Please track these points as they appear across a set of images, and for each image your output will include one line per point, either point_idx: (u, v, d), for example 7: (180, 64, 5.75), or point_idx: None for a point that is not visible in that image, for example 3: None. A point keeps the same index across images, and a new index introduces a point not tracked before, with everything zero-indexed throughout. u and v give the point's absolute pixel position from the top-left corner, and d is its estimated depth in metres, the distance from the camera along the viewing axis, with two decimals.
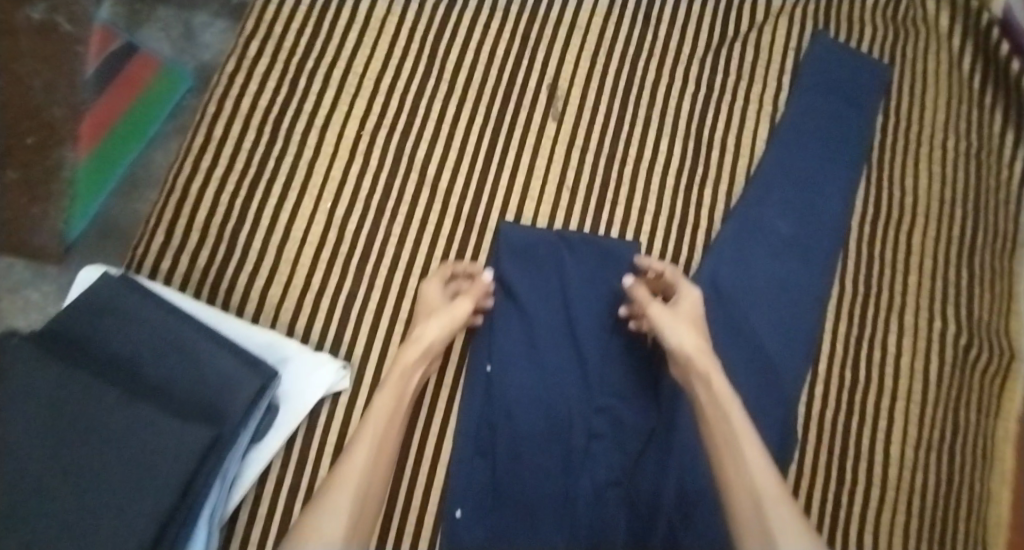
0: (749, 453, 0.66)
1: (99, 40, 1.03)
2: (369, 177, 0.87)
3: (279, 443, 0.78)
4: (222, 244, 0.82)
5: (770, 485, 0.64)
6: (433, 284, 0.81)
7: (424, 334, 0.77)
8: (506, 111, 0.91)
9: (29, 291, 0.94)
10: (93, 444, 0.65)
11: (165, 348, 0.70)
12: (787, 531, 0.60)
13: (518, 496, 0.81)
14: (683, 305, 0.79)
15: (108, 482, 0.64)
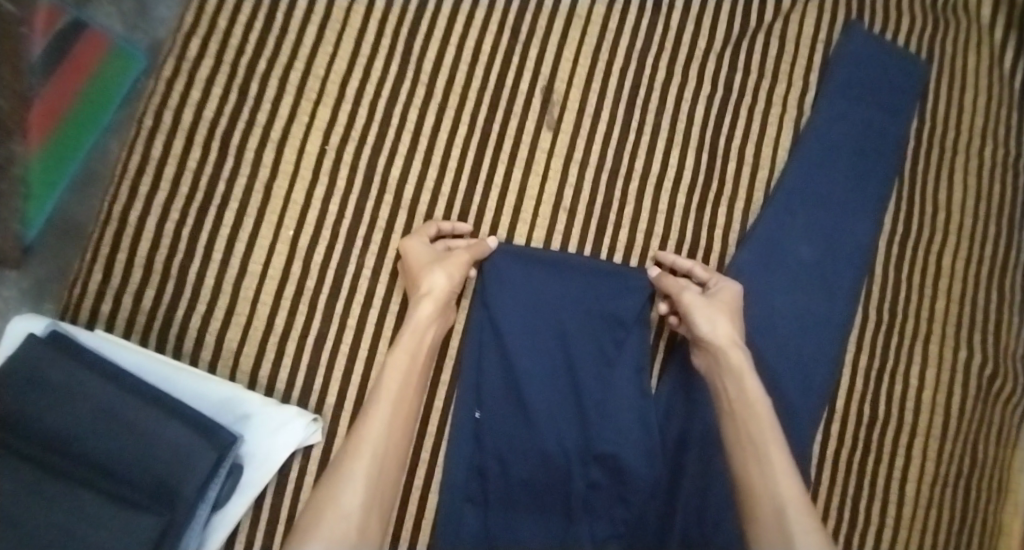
0: (777, 458, 0.63)
1: (42, 19, 0.81)
2: (337, 199, 0.76)
3: (244, 508, 0.69)
4: (170, 281, 0.73)
5: (793, 493, 0.61)
6: (418, 236, 0.74)
7: (433, 283, 0.71)
8: (495, 117, 0.79)
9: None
10: (18, 538, 0.56)
11: (101, 420, 0.61)
12: None
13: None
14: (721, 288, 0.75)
15: None
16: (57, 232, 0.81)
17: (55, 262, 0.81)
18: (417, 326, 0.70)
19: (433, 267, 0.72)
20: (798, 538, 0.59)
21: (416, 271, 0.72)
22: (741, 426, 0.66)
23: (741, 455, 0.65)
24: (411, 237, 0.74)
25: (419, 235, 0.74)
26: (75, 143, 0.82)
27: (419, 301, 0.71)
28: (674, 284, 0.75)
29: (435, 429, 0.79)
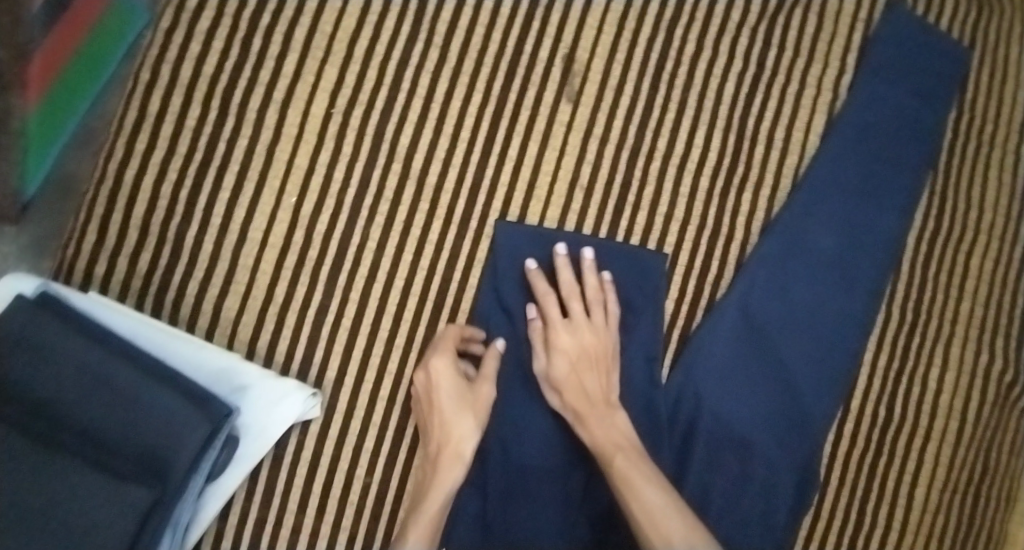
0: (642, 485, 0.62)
1: None
2: (343, 166, 0.72)
3: (239, 480, 0.68)
4: (166, 245, 0.70)
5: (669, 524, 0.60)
6: (443, 364, 0.68)
7: (466, 439, 0.67)
8: (511, 86, 0.74)
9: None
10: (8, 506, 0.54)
11: (93, 385, 0.59)
12: None
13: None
14: (580, 322, 0.70)
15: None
16: (53, 193, 0.71)
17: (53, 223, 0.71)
18: (444, 490, 0.65)
19: (464, 413, 0.67)
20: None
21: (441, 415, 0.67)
22: (624, 487, 0.63)
23: (633, 520, 0.61)
24: (437, 362, 0.68)
25: (443, 364, 0.68)
26: (76, 98, 0.69)
27: (453, 459, 0.66)
28: (532, 339, 0.71)
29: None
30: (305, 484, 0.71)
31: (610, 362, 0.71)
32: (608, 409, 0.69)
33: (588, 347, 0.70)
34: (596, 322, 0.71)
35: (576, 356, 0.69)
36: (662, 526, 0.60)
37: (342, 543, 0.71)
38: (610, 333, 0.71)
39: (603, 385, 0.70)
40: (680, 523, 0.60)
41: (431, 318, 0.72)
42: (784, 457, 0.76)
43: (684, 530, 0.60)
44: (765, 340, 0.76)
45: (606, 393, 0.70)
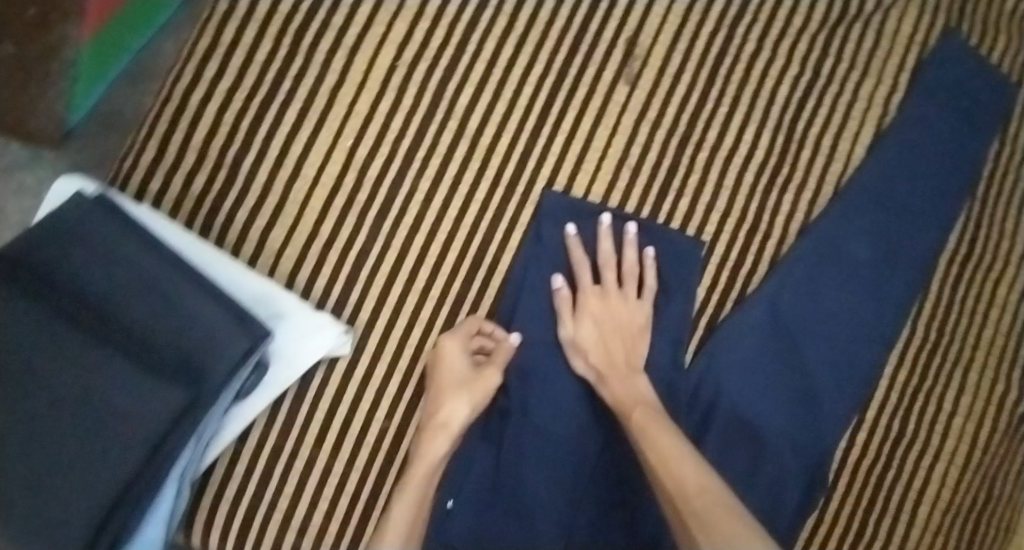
0: (661, 435, 0.63)
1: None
2: (401, 117, 0.74)
3: (264, 405, 0.69)
4: (222, 171, 0.72)
5: (683, 469, 0.60)
6: (452, 343, 0.70)
7: (454, 414, 0.68)
8: (572, 61, 0.75)
9: (23, 176, 0.82)
10: (53, 392, 0.57)
11: (142, 288, 0.60)
12: (708, 524, 0.55)
13: (508, 526, 0.72)
14: (611, 291, 0.73)
15: (66, 435, 0.56)
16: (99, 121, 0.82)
17: (99, 149, 0.82)
18: (429, 462, 0.68)
19: (460, 390, 0.69)
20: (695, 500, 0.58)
21: (435, 397, 0.69)
22: (641, 437, 0.64)
23: (647, 466, 0.62)
24: (447, 344, 0.70)
25: (450, 345, 0.70)
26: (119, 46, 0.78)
27: (438, 432, 0.68)
28: (562, 305, 0.73)
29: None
30: (324, 420, 0.72)
31: (636, 331, 0.73)
32: (631, 371, 0.70)
33: (617, 314, 0.73)
34: (626, 292, 0.74)
35: (603, 321, 0.72)
36: (673, 469, 0.60)
37: (353, 482, 0.72)
38: (639, 304, 0.74)
39: (628, 352, 0.72)
40: (692, 469, 0.60)
41: (468, 274, 0.73)
42: (798, 453, 0.77)
43: (696, 474, 0.60)
44: (790, 338, 0.78)
45: (629, 359, 0.72)
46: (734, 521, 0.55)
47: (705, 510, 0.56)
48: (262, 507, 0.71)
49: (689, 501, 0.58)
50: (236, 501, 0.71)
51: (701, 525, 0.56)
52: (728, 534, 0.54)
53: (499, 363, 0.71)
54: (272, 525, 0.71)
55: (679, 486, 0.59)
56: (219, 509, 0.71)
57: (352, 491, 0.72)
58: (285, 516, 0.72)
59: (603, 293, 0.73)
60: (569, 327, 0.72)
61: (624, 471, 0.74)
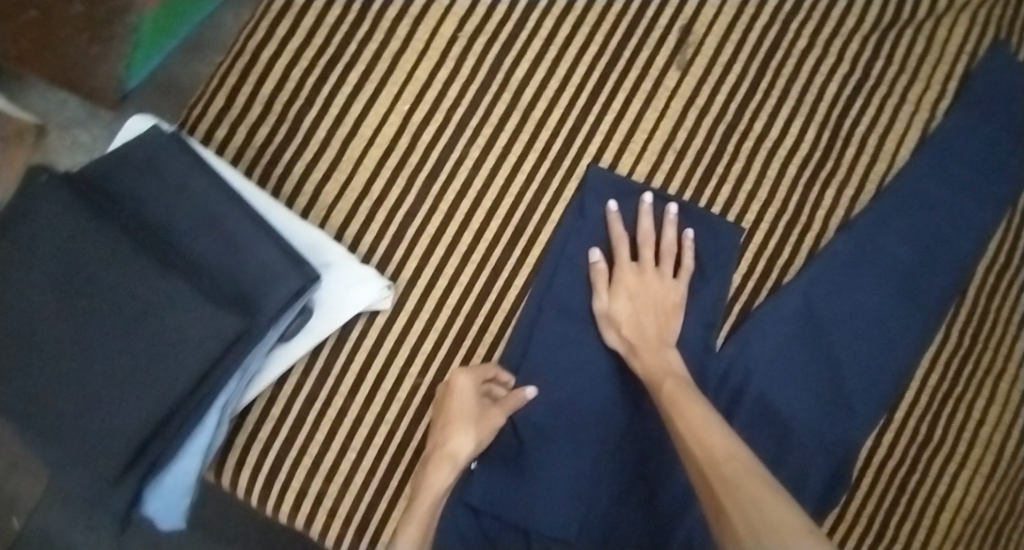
0: (693, 408, 0.64)
1: None
2: (457, 86, 0.76)
3: (304, 351, 0.72)
4: (284, 124, 0.75)
5: (716, 441, 0.61)
6: (465, 381, 0.70)
7: (461, 449, 0.69)
8: (626, 45, 0.78)
9: (78, 132, 0.91)
10: (114, 307, 0.60)
11: (204, 222, 0.63)
12: (736, 489, 0.56)
13: (527, 492, 0.74)
14: (648, 269, 0.74)
15: (125, 349, 0.60)
16: (158, 88, 0.91)
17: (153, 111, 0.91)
18: (435, 495, 0.68)
19: (468, 429, 0.69)
20: (725, 468, 0.58)
21: (444, 430, 0.69)
22: (671, 407, 0.65)
23: (678, 436, 0.63)
24: (461, 378, 0.70)
25: (463, 381, 0.70)
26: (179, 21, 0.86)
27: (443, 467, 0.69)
28: (598, 278, 0.74)
29: (489, 341, 0.75)
30: (360, 371, 0.74)
31: (669, 308, 0.74)
32: (662, 346, 0.72)
33: (651, 291, 0.74)
34: (662, 271, 0.75)
35: (638, 297, 0.73)
36: (704, 440, 0.61)
37: (382, 435, 0.74)
38: (675, 284, 0.75)
39: (660, 328, 0.73)
40: (722, 440, 0.61)
41: (510, 242, 0.75)
42: (825, 446, 0.78)
43: (726, 444, 0.60)
44: (823, 332, 0.78)
45: (660, 334, 0.73)
46: (760, 486, 0.55)
47: (734, 477, 0.57)
48: (292, 451, 0.73)
49: (717, 468, 0.58)
50: (268, 443, 0.73)
51: (727, 489, 0.56)
52: (754, 500, 0.54)
53: (511, 407, 0.71)
54: (300, 470, 0.73)
55: (708, 454, 0.60)
56: (252, 450, 0.73)
57: (380, 444, 0.74)
58: (313, 462, 0.73)
59: (640, 271, 0.74)
60: (604, 300, 0.74)
61: (647, 451, 0.75)
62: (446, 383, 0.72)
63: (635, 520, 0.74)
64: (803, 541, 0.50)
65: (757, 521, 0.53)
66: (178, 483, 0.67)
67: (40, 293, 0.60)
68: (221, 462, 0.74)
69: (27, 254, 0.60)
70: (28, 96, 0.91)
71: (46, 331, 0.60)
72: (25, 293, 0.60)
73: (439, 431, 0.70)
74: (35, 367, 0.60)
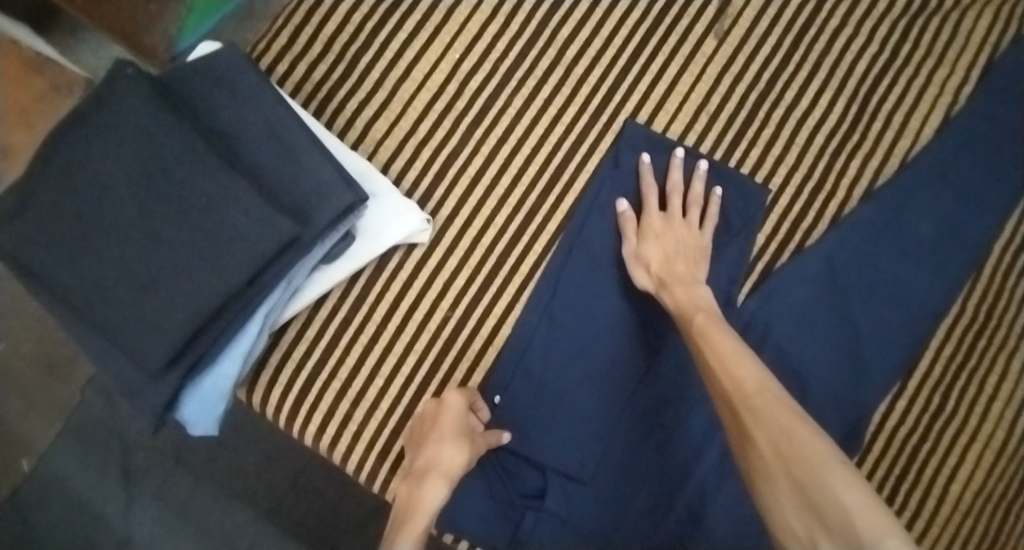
0: (721, 339, 0.66)
1: None
2: (506, 39, 0.80)
3: (345, 274, 0.75)
4: (342, 62, 0.79)
5: (747, 372, 0.62)
6: (456, 399, 0.73)
7: (455, 463, 0.69)
8: (668, 12, 0.82)
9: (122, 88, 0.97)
10: (180, 203, 0.64)
11: (267, 136, 0.67)
12: (771, 423, 0.58)
13: (547, 428, 0.76)
14: (675, 216, 0.77)
15: (185, 243, 0.64)
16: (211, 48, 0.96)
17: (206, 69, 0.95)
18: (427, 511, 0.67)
19: (460, 444, 0.70)
20: (757, 401, 0.60)
21: (438, 449, 0.69)
22: (701, 341, 0.67)
23: (706, 367, 0.65)
24: (452, 397, 0.73)
25: (455, 399, 0.72)
26: None
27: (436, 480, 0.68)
28: (627, 224, 0.77)
29: (520, 280, 0.78)
30: (394, 300, 0.77)
31: (697, 254, 0.77)
32: (692, 281, 0.74)
33: (680, 237, 0.76)
34: (688, 219, 0.78)
35: (667, 238, 0.76)
36: (734, 372, 0.63)
37: (410, 364, 0.77)
38: (700, 233, 0.78)
39: (690, 269, 0.75)
40: (752, 371, 0.63)
41: (545, 188, 0.79)
42: (837, 408, 0.80)
43: (756, 376, 0.62)
44: (841, 296, 0.81)
45: (691, 275, 0.75)
46: (790, 417, 0.58)
47: (767, 408, 0.59)
48: (323, 374, 0.76)
49: (747, 400, 0.60)
50: (301, 363, 0.76)
51: (757, 419, 0.59)
52: (786, 432, 0.57)
53: (491, 441, 0.74)
54: (329, 393, 0.76)
55: (738, 384, 0.62)
56: (284, 369, 0.76)
57: (408, 371, 0.77)
58: (343, 385, 0.76)
59: (667, 219, 0.77)
60: (633, 243, 0.77)
61: (664, 395, 0.78)
62: (429, 405, 0.73)
63: (650, 464, 0.77)
64: (832, 472, 0.54)
65: (789, 453, 0.55)
66: (216, 388, 0.69)
67: (112, 184, 0.64)
68: (254, 379, 0.76)
69: (103, 148, 0.64)
70: (80, 51, 0.95)
71: (114, 220, 0.64)
72: (98, 183, 0.64)
73: (431, 450, 0.69)
74: (97, 257, 0.64)
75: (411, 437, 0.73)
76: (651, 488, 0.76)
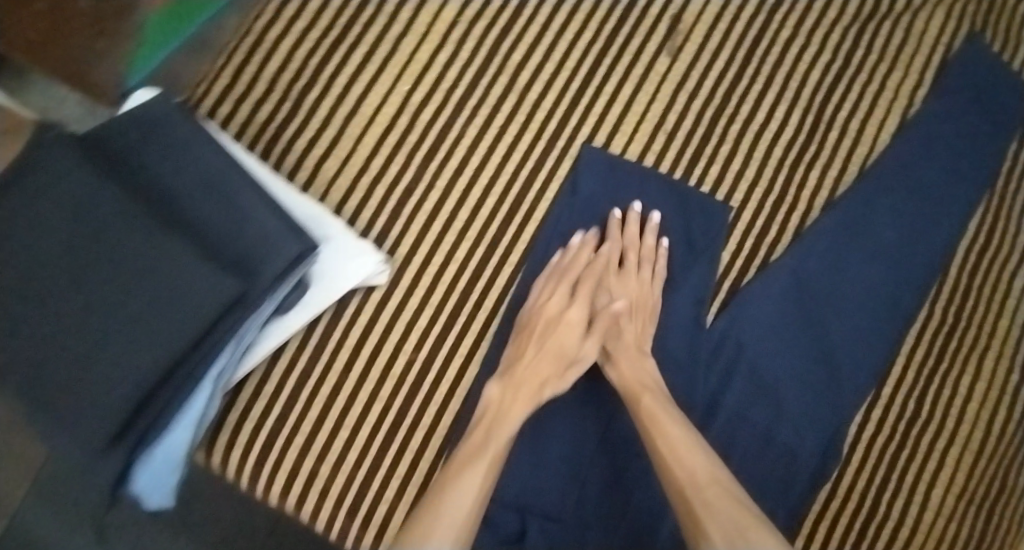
0: (669, 419, 0.68)
1: None
2: (456, 68, 0.78)
3: (301, 324, 0.72)
4: (286, 101, 0.76)
5: (696, 461, 0.65)
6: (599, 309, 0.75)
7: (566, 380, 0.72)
8: (618, 33, 0.81)
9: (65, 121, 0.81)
10: (118, 266, 0.61)
11: (206, 188, 0.64)
12: (726, 518, 0.60)
13: (522, 473, 0.75)
14: (630, 274, 0.76)
15: (127, 309, 0.61)
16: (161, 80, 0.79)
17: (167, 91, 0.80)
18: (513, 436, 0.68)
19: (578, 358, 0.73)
20: (709, 492, 0.62)
21: (546, 362, 0.72)
22: (652, 423, 0.68)
23: (655, 451, 0.66)
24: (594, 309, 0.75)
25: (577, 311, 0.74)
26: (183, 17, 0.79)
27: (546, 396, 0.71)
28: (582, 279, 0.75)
29: (485, 316, 0.76)
30: (355, 347, 0.74)
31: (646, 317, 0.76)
32: (640, 353, 0.73)
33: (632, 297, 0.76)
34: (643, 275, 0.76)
35: (618, 301, 0.75)
36: (685, 461, 0.65)
37: (377, 412, 0.74)
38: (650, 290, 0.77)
39: (639, 335, 0.75)
40: (702, 460, 0.65)
41: (505, 219, 0.77)
42: (814, 425, 0.79)
43: (707, 466, 0.64)
44: (809, 309, 0.80)
45: (638, 341, 0.75)
46: (744, 514, 0.61)
47: (718, 503, 0.61)
48: (285, 430, 0.72)
49: (700, 491, 0.62)
50: (261, 420, 0.72)
51: (710, 513, 0.61)
52: (740, 528, 0.59)
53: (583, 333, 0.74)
54: (292, 449, 0.72)
55: (689, 476, 0.64)
56: (243, 428, 0.72)
57: (374, 420, 0.74)
58: (306, 441, 0.73)
59: (624, 277, 0.76)
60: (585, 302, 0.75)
61: (624, 448, 0.77)
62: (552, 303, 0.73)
63: (630, 502, 0.75)
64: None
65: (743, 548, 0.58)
66: (168, 458, 0.65)
67: (48, 250, 0.61)
68: (213, 439, 0.73)
69: (37, 214, 0.61)
70: (30, 92, 0.82)
71: (51, 286, 0.61)
72: (33, 250, 0.61)
73: (537, 362, 0.71)
74: (35, 328, 0.60)
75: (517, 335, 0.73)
76: (633, 526, 0.75)
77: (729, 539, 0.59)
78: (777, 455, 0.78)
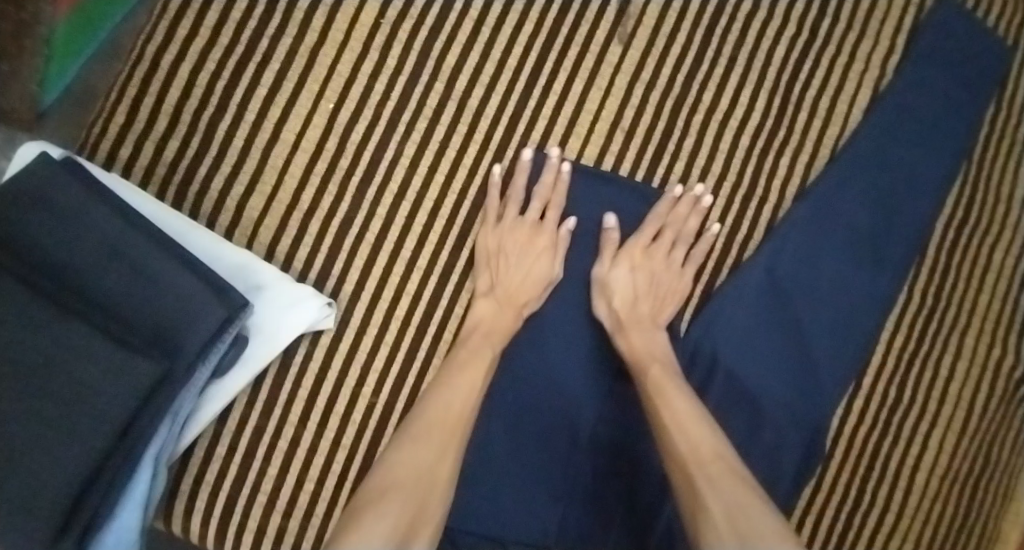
0: (677, 393, 0.65)
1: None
2: (386, 78, 0.70)
3: (247, 380, 0.65)
4: (197, 134, 0.68)
5: (705, 437, 0.62)
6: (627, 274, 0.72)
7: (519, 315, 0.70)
8: (563, 22, 0.73)
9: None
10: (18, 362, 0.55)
11: (112, 258, 0.59)
12: (727, 496, 0.57)
13: (499, 498, 0.71)
14: (661, 249, 0.73)
15: (41, 405, 0.55)
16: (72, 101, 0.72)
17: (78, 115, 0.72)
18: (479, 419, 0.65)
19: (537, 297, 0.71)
20: (712, 469, 0.59)
21: (525, 282, 0.70)
22: (657, 395, 0.65)
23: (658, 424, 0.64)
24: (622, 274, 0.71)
25: (545, 230, 0.71)
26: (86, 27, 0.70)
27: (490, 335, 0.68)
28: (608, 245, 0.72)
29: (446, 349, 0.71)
30: (310, 397, 0.69)
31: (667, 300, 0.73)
32: (651, 329, 0.71)
33: (655, 272, 0.73)
34: (596, 216, 0.73)
35: (639, 273, 0.72)
36: (692, 437, 0.62)
37: (341, 461, 0.69)
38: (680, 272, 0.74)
39: (653, 314, 0.72)
40: (709, 437, 0.62)
41: (456, 244, 0.71)
42: (801, 416, 0.75)
43: (713, 444, 0.62)
44: (788, 299, 0.75)
45: (654, 318, 0.72)
46: (747, 493, 0.58)
47: (722, 481, 0.58)
48: (245, 491, 0.68)
49: (704, 467, 0.60)
50: (218, 484, 0.68)
51: (712, 487, 0.58)
52: (741, 507, 0.56)
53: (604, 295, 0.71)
54: (256, 509, 0.68)
55: (695, 452, 0.61)
56: (200, 493, 0.67)
57: (339, 470, 0.69)
58: (269, 499, 0.68)
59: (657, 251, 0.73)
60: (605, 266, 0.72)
61: (607, 457, 0.73)
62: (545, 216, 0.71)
63: (615, 514, 0.72)
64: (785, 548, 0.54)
65: (743, 524, 0.55)
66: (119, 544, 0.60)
67: None
68: (169, 509, 0.68)
69: None
70: None
71: None
72: None
73: (517, 284, 0.70)
74: None
75: (485, 254, 0.70)
76: (621, 535, 0.72)
77: (729, 516, 0.56)
78: (767, 450, 0.74)
